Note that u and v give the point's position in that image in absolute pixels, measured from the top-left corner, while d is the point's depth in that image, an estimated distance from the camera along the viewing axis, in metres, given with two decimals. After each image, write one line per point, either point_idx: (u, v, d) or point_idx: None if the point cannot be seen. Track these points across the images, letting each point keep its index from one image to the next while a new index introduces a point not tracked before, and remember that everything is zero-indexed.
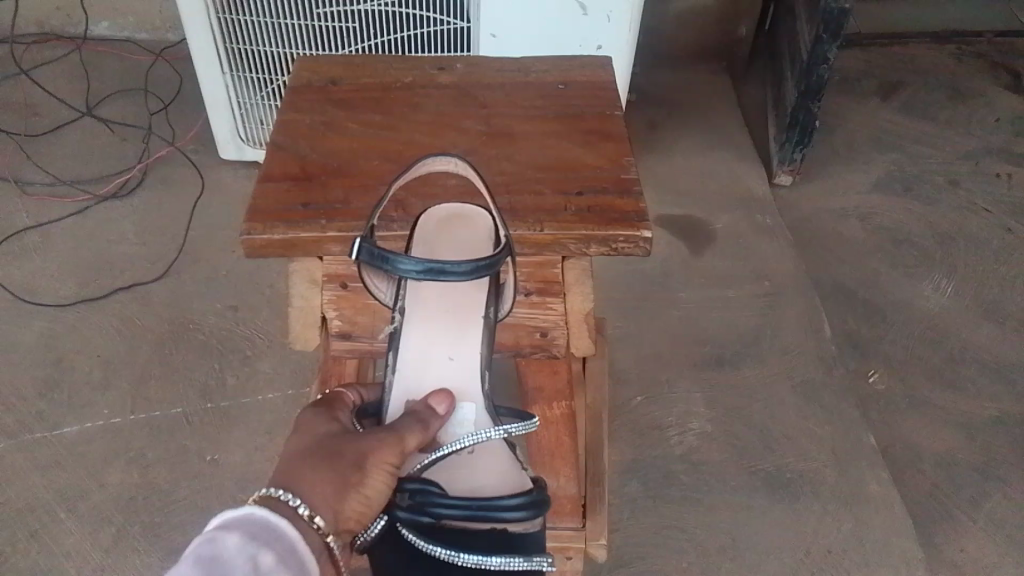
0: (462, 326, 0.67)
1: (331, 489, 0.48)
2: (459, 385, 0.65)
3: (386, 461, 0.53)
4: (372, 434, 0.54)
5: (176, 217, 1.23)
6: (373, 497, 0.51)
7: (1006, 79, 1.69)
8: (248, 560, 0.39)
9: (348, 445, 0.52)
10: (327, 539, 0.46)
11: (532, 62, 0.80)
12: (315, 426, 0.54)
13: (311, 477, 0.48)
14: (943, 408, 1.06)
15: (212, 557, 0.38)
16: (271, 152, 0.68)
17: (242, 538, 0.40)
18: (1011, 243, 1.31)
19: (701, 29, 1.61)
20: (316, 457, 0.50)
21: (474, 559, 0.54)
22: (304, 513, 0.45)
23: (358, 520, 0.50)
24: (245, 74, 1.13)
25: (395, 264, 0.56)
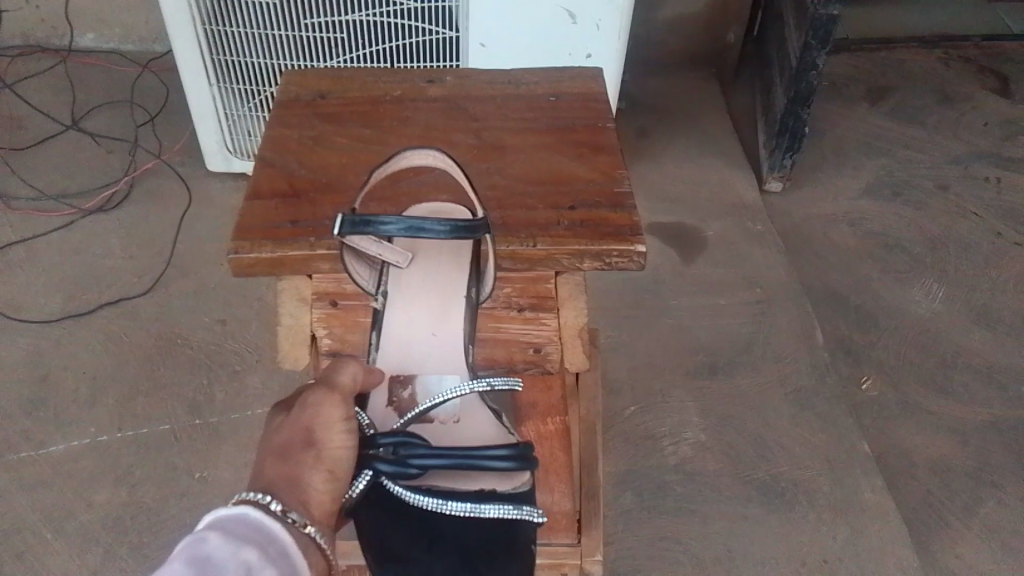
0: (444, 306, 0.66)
1: (294, 479, 0.46)
2: (445, 364, 0.64)
3: (334, 418, 0.51)
4: (308, 400, 0.52)
5: (163, 230, 1.22)
6: (337, 468, 0.49)
7: (993, 82, 1.70)
8: (242, 564, 0.37)
9: (291, 426, 0.50)
10: (307, 529, 0.43)
11: (521, 74, 0.79)
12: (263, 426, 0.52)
13: (272, 477, 0.46)
14: (937, 413, 1.06)
15: (204, 558, 0.36)
16: (259, 168, 0.67)
17: (235, 541, 0.39)
18: (1001, 246, 1.31)
19: (689, 37, 1.61)
20: (270, 453, 0.48)
21: (467, 507, 0.55)
22: (277, 508, 0.43)
23: (334, 503, 0.48)
24: (232, 86, 1.13)
25: (376, 226, 0.56)
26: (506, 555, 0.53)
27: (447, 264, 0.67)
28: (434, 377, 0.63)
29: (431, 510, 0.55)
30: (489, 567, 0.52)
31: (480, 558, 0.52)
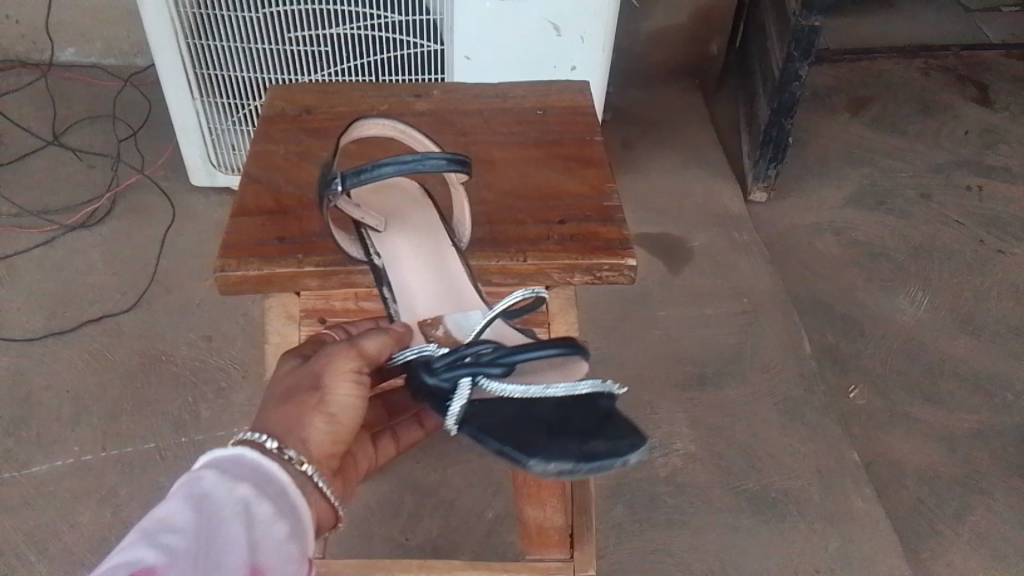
0: (431, 251, 0.63)
1: (294, 420, 0.48)
2: (458, 301, 0.60)
3: (345, 367, 0.50)
4: (325, 348, 0.52)
5: (147, 245, 1.21)
6: (342, 414, 0.50)
7: (973, 91, 1.71)
8: (238, 500, 0.40)
9: (303, 370, 0.51)
10: (302, 467, 0.46)
11: (508, 88, 0.79)
12: (279, 370, 0.54)
13: (272, 418, 0.48)
14: (924, 421, 1.06)
15: (201, 495, 0.39)
16: (245, 185, 0.67)
17: (232, 479, 0.41)
18: (984, 254, 1.32)
19: (672, 48, 1.62)
20: (277, 396, 0.50)
21: (566, 388, 0.52)
22: (273, 447, 0.46)
23: (336, 443, 0.50)
24: (216, 100, 1.12)
25: (375, 172, 0.55)
26: (621, 424, 0.49)
27: (420, 224, 0.64)
28: (458, 314, 0.58)
29: (531, 399, 0.51)
30: (616, 433, 0.48)
31: (602, 429, 0.49)
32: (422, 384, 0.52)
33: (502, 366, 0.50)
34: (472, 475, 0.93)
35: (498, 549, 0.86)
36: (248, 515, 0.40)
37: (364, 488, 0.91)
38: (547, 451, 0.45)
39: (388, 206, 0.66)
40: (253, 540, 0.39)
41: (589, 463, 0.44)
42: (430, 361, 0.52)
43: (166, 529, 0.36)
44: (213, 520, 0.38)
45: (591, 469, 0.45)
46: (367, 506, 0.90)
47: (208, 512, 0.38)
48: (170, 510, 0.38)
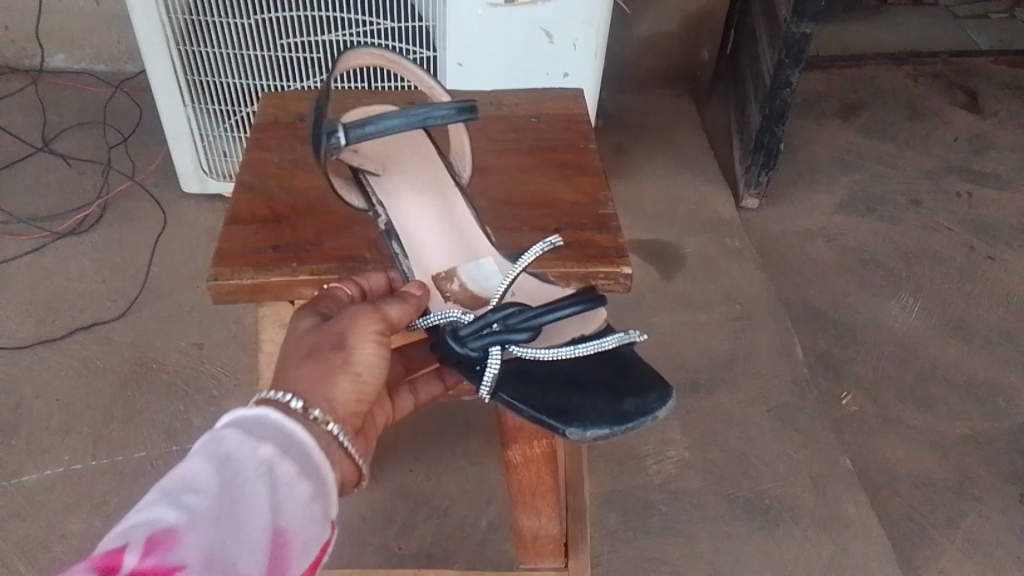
0: (432, 188, 0.64)
1: (319, 380, 0.46)
2: (467, 244, 0.62)
3: (368, 330, 0.49)
4: (348, 311, 0.50)
5: (138, 252, 1.20)
6: (367, 374, 0.48)
7: (962, 98, 1.72)
8: (262, 461, 0.38)
9: (325, 331, 0.49)
10: (328, 428, 0.44)
11: (503, 95, 0.79)
12: (292, 330, 0.51)
13: (297, 376, 0.46)
14: (916, 426, 1.06)
15: (222, 457, 0.37)
16: (238, 193, 0.67)
17: (254, 440, 0.39)
18: (974, 260, 1.33)
19: (664, 55, 1.63)
20: (298, 355, 0.48)
21: (591, 346, 0.53)
22: (298, 407, 0.43)
23: (360, 403, 0.48)
24: (207, 106, 1.12)
25: (382, 123, 0.55)
26: (645, 379, 0.52)
27: (421, 169, 0.66)
28: (471, 266, 0.60)
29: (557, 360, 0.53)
30: (640, 389, 0.51)
31: (629, 386, 0.51)
32: (448, 353, 0.51)
33: (528, 333, 0.51)
34: (466, 483, 0.93)
35: (492, 557, 0.86)
36: (272, 477, 0.38)
37: (357, 496, 0.90)
38: (582, 416, 0.48)
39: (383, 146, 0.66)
40: (278, 503, 0.37)
41: (623, 425, 0.48)
42: (455, 330, 0.51)
43: (186, 493, 0.34)
44: (236, 481, 0.36)
45: (623, 431, 0.48)
46: (361, 514, 0.89)
47: (230, 474, 0.36)
48: (190, 471, 0.36)
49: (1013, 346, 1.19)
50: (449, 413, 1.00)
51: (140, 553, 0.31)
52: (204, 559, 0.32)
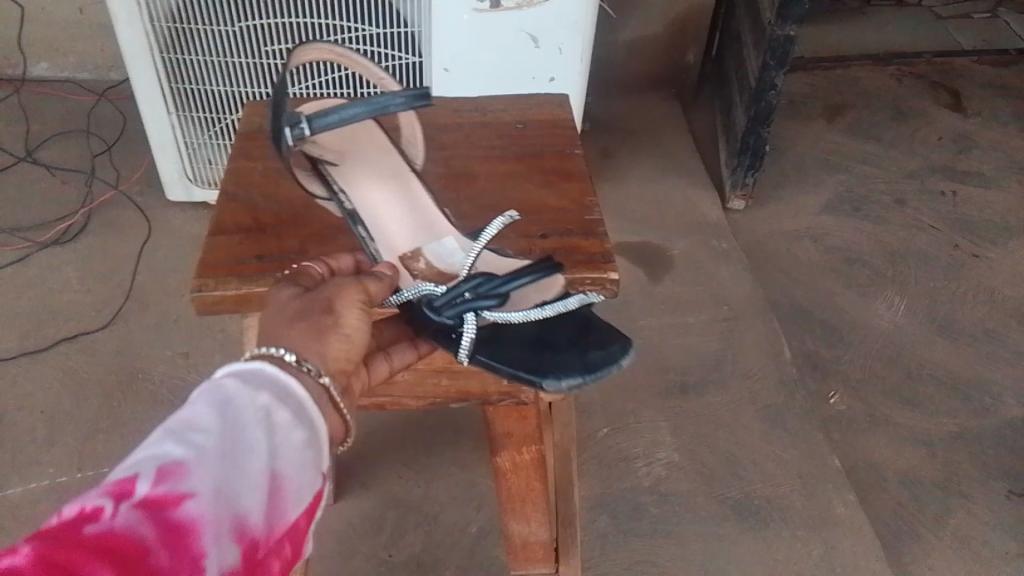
0: (390, 173, 0.67)
1: (309, 335, 0.45)
2: (428, 226, 0.65)
3: (353, 298, 0.49)
4: (332, 283, 0.51)
5: (123, 261, 1.19)
6: (355, 335, 0.48)
7: (946, 97, 1.74)
8: (260, 408, 0.37)
9: (311, 297, 0.49)
10: (322, 380, 0.43)
11: (488, 102, 0.79)
12: (274, 300, 0.50)
13: (286, 334, 0.45)
14: (904, 425, 1.07)
15: (222, 402, 0.36)
16: (222, 203, 0.66)
17: (253, 388, 0.38)
18: (959, 259, 1.34)
19: (649, 58, 1.63)
20: (283, 319, 0.47)
21: (556, 307, 0.56)
22: (292, 360, 0.43)
23: (349, 363, 0.47)
24: (192, 114, 1.11)
25: (339, 116, 0.57)
26: (608, 332, 0.54)
27: (377, 156, 0.68)
28: (434, 245, 0.64)
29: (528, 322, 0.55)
30: (604, 341, 0.53)
31: (594, 337, 0.54)
32: (428, 326, 0.54)
33: (497, 298, 0.54)
34: (456, 489, 0.93)
35: (483, 563, 0.86)
36: (271, 420, 0.37)
37: (346, 504, 0.90)
38: (555, 369, 0.50)
39: (339, 134, 0.68)
40: (278, 446, 0.37)
41: (594, 373, 0.50)
42: (431, 303, 0.54)
43: (189, 429, 0.34)
44: (238, 421, 0.36)
45: (594, 378, 0.50)
46: (351, 522, 0.89)
47: (231, 415, 0.36)
48: (192, 409, 0.35)
49: (999, 344, 1.20)
50: (438, 419, 1.00)
51: (151, 482, 0.31)
52: (212, 492, 0.32)
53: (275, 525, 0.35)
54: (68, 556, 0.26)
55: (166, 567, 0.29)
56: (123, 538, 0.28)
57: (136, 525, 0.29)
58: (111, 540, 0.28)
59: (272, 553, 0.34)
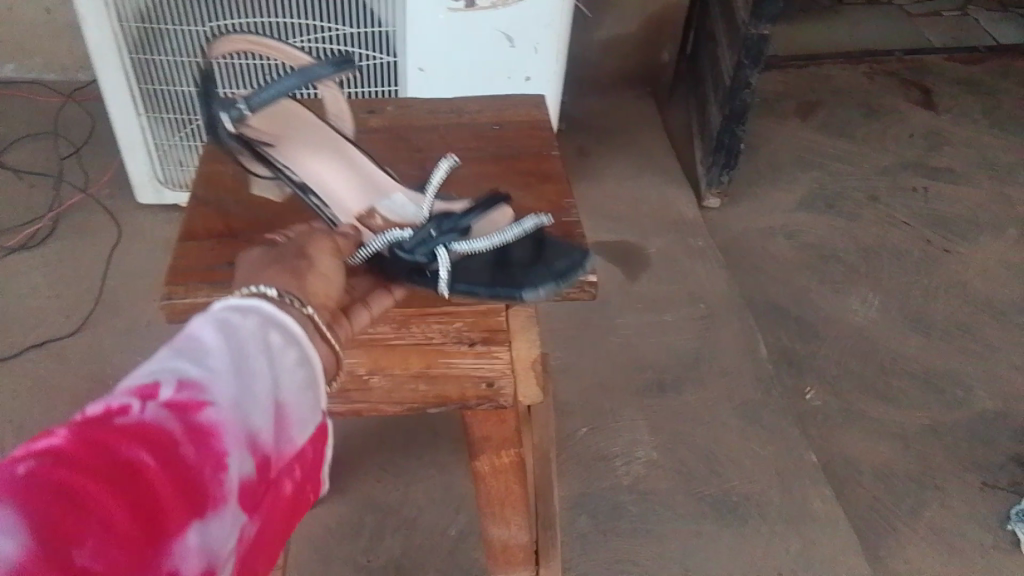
0: (328, 142, 0.68)
1: (286, 277, 0.44)
2: (373, 186, 0.66)
3: (323, 247, 0.50)
4: (303, 238, 0.52)
5: (93, 266, 1.17)
6: (329, 274, 0.48)
7: (916, 94, 1.76)
8: (262, 335, 0.37)
9: (283, 250, 0.49)
10: (308, 312, 0.42)
11: (464, 103, 0.79)
12: (242, 261, 0.49)
13: (263, 275, 0.44)
14: (879, 419, 1.08)
15: (225, 326, 0.36)
16: (194, 209, 0.65)
17: (254, 317, 0.38)
18: (931, 254, 1.35)
19: (624, 56, 1.64)
20: (255, 269, 0.46)
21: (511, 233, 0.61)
22: (275, 296, 0.41)
23: (331, 302, 0.47)
24: (161, 115, 1.09)
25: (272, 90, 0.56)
26: (559, 245, 0.61)
27: (307, 130, 0.68)
28: (384, 203, 0.65)
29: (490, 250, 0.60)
30: (559, 253, 0.60)
31: (544, 255, 0.60)
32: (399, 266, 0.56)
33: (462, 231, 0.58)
34: (435, 491, 0.92)
35: (463, 565, 0.85)
36: (288, 344, 0.38)
37: (325, 508, 0.89)
38: (531, 283, 0.56)
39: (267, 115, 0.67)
40: (293, 368, 0.37)
41: (565, 280, 0.57)
42: (396, 246, 0.57)
43: (195, 351, 0.34)
44: (258, 337, 0.36)
45: (564, 285, 0.57)
46: (329, 527, 0.88)
47: (253, 330, 0.37)
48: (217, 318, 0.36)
49: (970, 338, 1.21)
50: (416, 421, 1.00)
51: (178, 384, 0.32)
52: (234, 401, 0.33)
53: (285, 442, 0.36)
54: (100, 445, 0.28)
55: (190, 465, 0.30)
56: (150, 434, 0.29)
57: (162, 422, 0.30)
58: (140, 434, 0.29)
59: (281, 467, 0.35)
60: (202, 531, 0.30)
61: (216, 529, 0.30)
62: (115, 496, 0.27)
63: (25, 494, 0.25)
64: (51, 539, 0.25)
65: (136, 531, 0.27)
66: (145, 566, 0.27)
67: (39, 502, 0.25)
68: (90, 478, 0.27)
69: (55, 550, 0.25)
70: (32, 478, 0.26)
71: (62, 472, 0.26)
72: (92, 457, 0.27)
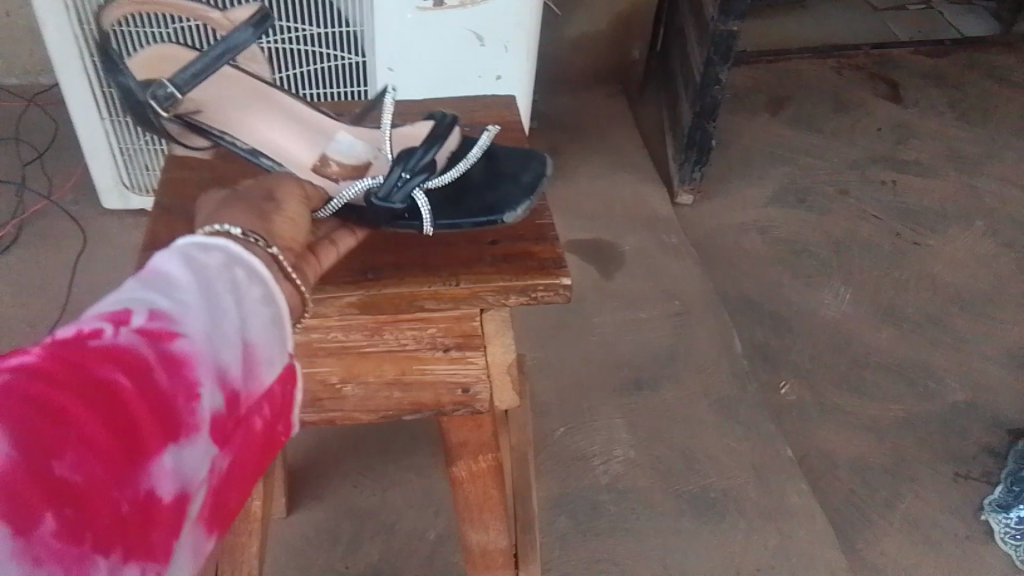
0: (253, 94, 0.68)
1: (251, 217, 0.43)
2: (314, 131, 0.68)
3: (291, 190, 0.49)
4: (272, 179, 0.50)
5: (57, 274, 1.15)
6: (295, 217, 0.47)
7: (884, 88, 1.77)
8: (230, 273, 0.36)
9: (251, 190, 0.48)
10: (273, 252, 0.40)
11: (434, 104, 0.78)
12: (205, 205, 0.48)
13: (227, 212, 0.43)
14: (853, 412, 1.09)
15: (191, 261, 0.35)
16: (158, 216, 0.64)
17: (222, 253, 0.37)
18: (900, 247, 1.37)
19: (594, 53, 1.64)
20: (218, 209, 0.44)
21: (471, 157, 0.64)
22: (238, 234, 0.39)
23: (298, 243, 0.45)
24: (125, 119, 1.07)
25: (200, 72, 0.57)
26: (516, 157, 0.65)
27: (234, 86, 0.67)
28: (332, 145, 0.67)
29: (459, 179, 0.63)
30: (520, 165, 0.65)
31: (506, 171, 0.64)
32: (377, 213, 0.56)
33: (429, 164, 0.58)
34: (412, 496, 0.91)
35: (442, 570, 0.85)
36: (262, 283, 0.37)
37: (301, 516, 0.88)
38: (507, 203, 0.60)
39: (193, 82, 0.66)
40: (269, 307, 0.37)
41: (535, 191, 0.62)
42: (372, 194, 0.56)
43: (162, 283, 0.33)
44: (232, 273, 0.36)
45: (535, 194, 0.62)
46: (305, 535, 0.87)
47: (227, 268, 0.36)
48: (189, 253, 0.35)
49: (940, 330, 1.22)
50: (392, 425, 0.99)
51: (151, 311, 0.31)
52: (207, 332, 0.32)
53: (261, 381, 0.35)
54: (74, 362, 0.27)
55: (164, 391, 0.29)
56: (124, 357, 0.29)
57: (136, 347, 0.29)
58: (114, 356, 0.28)
59: (259, 407, 0.35)
60: (179, 458, 0.29)
61: (192, 457, 0.30)
62: (91, 412, 0.26)
63: (0, 404, 0.25)
64: (28, 448, 0.24)
65: (113, 449, 0.27)
66: (122, 484, 0.27)
67: (15, 413, 0.25)
68: (64, 393, 0.26)
69: (32, 460, 0.24)
70: (7, 390, 0.25)
71: (37, 387, 0.26)
72: (67, 375, 0.27)
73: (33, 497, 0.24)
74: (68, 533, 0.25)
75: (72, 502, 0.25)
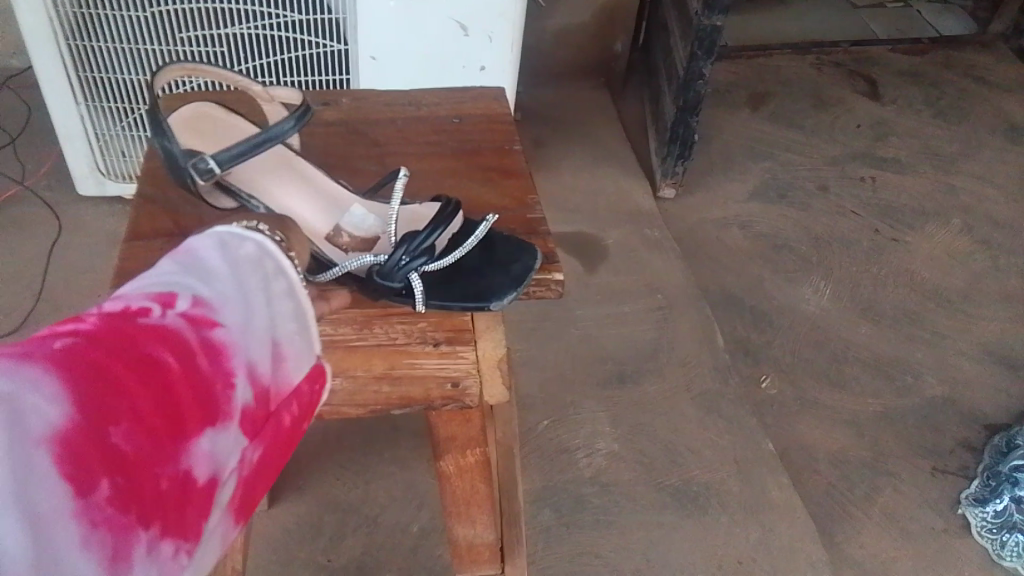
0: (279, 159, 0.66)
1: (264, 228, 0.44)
2: (330, 201, 0.65)
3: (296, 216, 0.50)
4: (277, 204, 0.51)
5: (30, 261, 1.12)
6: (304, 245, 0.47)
7: (863, 85, 1.79)
8: (259, 274, 0.39)
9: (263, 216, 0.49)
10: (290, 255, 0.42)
11: (421, 94, 0.77)
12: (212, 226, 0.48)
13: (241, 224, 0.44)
14: (832, 406, 1.09)
15: (227, 259, 0.38)
16: (141, 206, 0.63)
17: (252, 255, 0.40)
18: (879, 243, 1.38)
19: (577, 45, 1.63)
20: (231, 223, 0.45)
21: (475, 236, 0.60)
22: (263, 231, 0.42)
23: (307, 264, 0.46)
24: (100, 104, 1.05)
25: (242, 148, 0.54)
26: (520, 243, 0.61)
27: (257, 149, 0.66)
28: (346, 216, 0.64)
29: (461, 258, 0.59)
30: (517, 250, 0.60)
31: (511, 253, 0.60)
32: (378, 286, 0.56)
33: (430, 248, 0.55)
34: (396, 490, 0.91)
35: (426, 563, 0.84)
36: (286, 283, 0.41)
37: (282, 509, 0.88)
38: (496, 292, 0.56)
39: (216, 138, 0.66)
40: (292, 304, 0.40)
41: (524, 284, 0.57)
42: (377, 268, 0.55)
43: (201, 276, 0.36)
44: (265, 270, 0.40)
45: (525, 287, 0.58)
46: (286, 530, 0.86)
47: (259, 263, 0.40)
48: (226, 253, 0.38)
49: (918, 326, 1.24)
50: (373, 418, 0.98)
51: (194, 299, 0.34)
52: (242, 326, 0.35)
53: (281, 382, 0.38)
54: (127, 338, 0.30)
55: (204, 375, 0.32)
56: (171, 340, 0.31)
57: (181, 330, 0.32)
58: (162, 336, 0.31)
59: (279, 407, 0.37)
60: (212, 442, 0.32)
61: (222, 442, 0.32)
62: (145, 386, 0.29)
63: (68, 364, 0.27)
64: (91, 411, 0.26)
65: (159, 426, 0.29)
66: (164, 461, 0.29)
67: (80, 375, 0.27)
68: (120, 366, 0.28)
69: (92, 426, 0.26)
70: (71, 356, 0.27)
71: (96, 355, 0.28)
72: (122, 346, 0.29)
73: (93, 459, 0.26)
74: (118, 499, 0.26)
75: (124, 470, 0.27)
